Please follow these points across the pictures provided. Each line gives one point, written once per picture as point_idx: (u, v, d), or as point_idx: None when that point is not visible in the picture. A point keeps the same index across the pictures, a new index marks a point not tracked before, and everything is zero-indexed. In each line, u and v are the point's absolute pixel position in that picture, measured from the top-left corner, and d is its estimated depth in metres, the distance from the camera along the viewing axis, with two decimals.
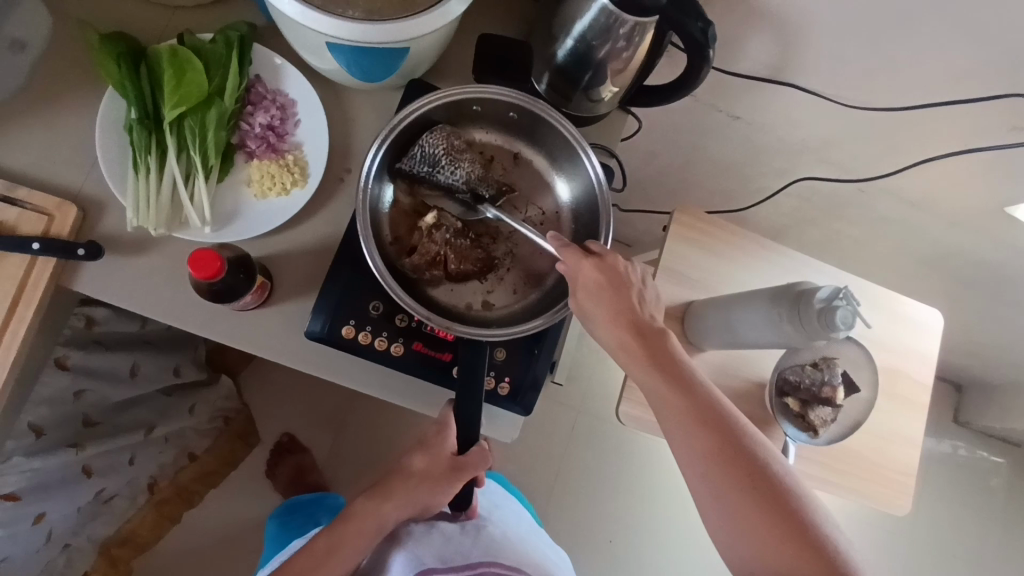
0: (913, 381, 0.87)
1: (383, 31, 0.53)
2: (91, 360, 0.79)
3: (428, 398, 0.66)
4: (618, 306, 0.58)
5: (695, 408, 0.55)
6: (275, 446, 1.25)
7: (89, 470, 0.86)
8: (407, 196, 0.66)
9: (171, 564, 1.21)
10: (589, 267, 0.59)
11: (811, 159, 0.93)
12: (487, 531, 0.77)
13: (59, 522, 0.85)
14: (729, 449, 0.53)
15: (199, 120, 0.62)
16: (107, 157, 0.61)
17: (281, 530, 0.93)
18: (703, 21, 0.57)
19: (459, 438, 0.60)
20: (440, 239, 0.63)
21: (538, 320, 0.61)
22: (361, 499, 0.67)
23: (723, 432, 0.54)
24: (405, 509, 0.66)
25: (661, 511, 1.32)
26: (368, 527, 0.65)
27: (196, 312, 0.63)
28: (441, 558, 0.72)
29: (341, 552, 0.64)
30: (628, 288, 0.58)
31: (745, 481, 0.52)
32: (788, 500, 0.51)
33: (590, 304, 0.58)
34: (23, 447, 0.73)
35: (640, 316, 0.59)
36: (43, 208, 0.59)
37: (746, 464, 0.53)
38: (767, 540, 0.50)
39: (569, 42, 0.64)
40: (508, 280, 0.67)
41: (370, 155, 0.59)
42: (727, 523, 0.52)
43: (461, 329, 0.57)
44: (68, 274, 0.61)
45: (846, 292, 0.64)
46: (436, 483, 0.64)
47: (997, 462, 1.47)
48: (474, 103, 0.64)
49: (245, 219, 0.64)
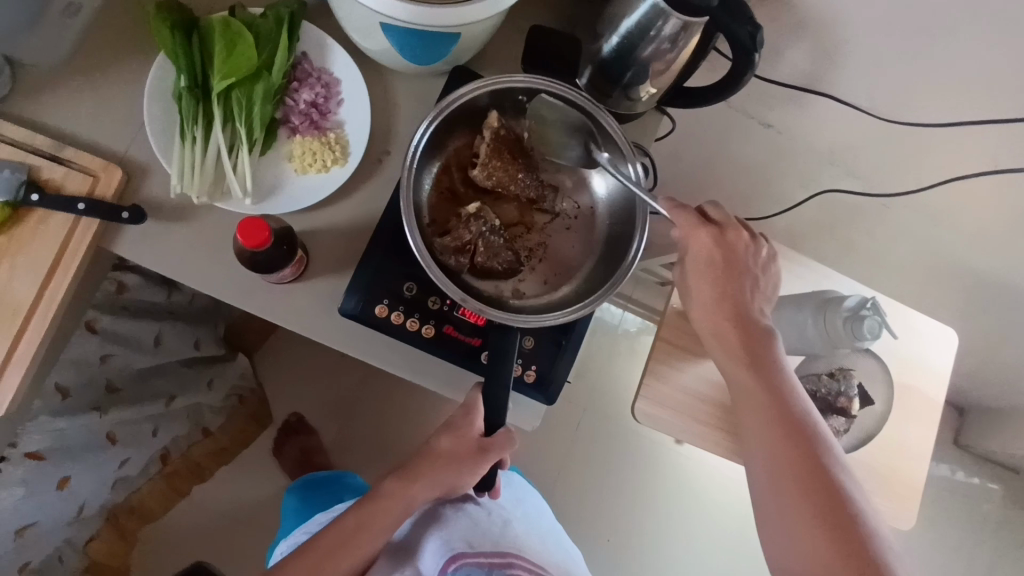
0: (924, 396, 0.87)
1: (439, 15, 0.54)
2: (120, 325, 0.80)
3: (458, 385, 0.67)
4: (720, 285, 0.65)
5: (767, 381, 0.63)
6: (284, 425, 1.26)
7: (113, 436, 0.89)
8: (448, 184, 0.67)
9: (179, 537, 1.23)
10: (706, 241, 0.65)
11: (836, 171, 0.94)
12: (513, 526, 0.77)
13: (78, 485, 0.87)
14: (788, 425, 0.62)
15: (246, 92, 0.63)
16: (154, 123, 0.62)
17: (302, 505, 0.90)
18: (752, 26, 0.58)
19: (486, 420, 0.60)
20: (476, 228, 0.63)
21: (572, 311, 0.60)
22: (388, 480, 0.66)
23: (785, 410, 0.63)
24: (433, 490, 0.65)
25: (662, 513, 1.33)
26: (394, 507, 0.65)
27: (233, 283, 0.63)
28: (469, 542, 0.71)
29: (369, 531, 0.64)
30: (737, 270, 0.65)
31: (791, 448, 0.61)
32: (816, 464, 0.60)
33: (699, 276, 0.66)
34: (50, 407, 0.75)
35: (741, 296, 0.66)
36: (89, 169, 0.60)
37: (798, 427, 0.61)
38: (792, 499, 0.59)
39: (615, 38, 0.65)
40: (539, 270, 0.67)
41: (421, 129, 0.59)
42: (766, 474, 0.61)
43: (494, 313, 0.57)
44: (110, 236, 0.62)
45: (873, 303, 0.75)
46: (464, 463, 0.64)
47: (991, 489, 1.46)
48: (523, 95, 0.65)
49: (284, 194, 0.65)
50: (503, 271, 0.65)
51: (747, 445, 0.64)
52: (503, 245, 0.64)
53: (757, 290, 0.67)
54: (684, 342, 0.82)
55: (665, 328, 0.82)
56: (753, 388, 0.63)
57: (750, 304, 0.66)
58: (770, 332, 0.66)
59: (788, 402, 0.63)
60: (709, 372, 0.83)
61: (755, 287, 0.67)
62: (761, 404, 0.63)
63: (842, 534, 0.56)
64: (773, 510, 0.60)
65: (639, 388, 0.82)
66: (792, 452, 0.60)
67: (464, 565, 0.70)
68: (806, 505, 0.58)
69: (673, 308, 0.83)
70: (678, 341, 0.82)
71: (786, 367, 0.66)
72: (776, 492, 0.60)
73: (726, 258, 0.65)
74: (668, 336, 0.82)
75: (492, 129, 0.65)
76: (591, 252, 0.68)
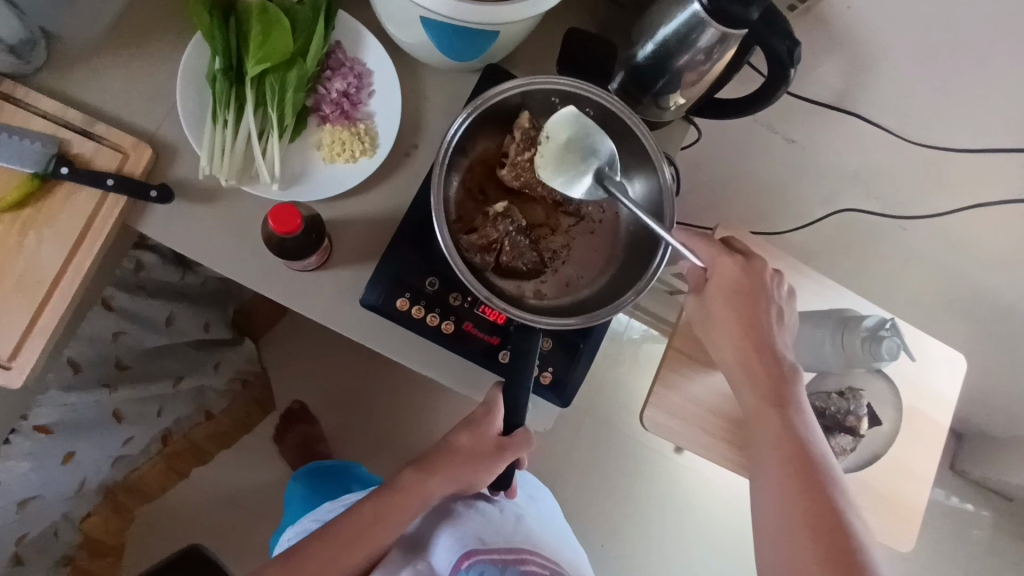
0: (929, 419, 0.87)
1: (481, 13, 0.54)
2: (134, 303, 0.80)
3: (481, 384, 0.67)
4: (741, 313, 0.64)
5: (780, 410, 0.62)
6: (286, 412, 1.26)
7: (118, 413, 0.88)
8: (476, 182, 0.67)
9: (175, 518, 1.23)
10: (732, 267, 0.64)
11: (857, 190, 0.92)
12: (525, 522, 0.77)
13: (83, 460, 0.87)
14: (797, 455, 0.60)
15: (280, 78, 0.62)
16: (186, 104, 0.62)
17: (311, 493, 0.87)
18: (791, 42, 0.58)
19: (506, 420, 0.61)
20: (502, 227, 0.63)
21: (594, 315, 0.60)
22: (405, 472, 0.66)
23: (796, 440, 0.61)
24: (451, 484, 0.65)
25: (654, 521, 1.33)
26: (411, 501, 0.65)
27: (255, 268, 0.63)
28: (481, 538, 0.70)
29: (386, 523, 0.64)
30: (759, 299, 0.64)
31: (799, 478, 0.59)
32: (822, 497, 0.58)
33: (721, 301, 0.64)
34: (62, 381, 0.75)
35: (763, 324, 0.64)
36: (120, 146, 0.60)
37: (808, 460, 0.60)
38: (794, 530, 0.57)
39: (650, 46, 0.65)
40: (561, 272, 0.68)
41: (460, 119, 0.59)
42: (770, 503, 0.59)
43: (517, 313, 0.56)
44: (136, 214, 0.62)
45: (891, 325, 0.78)
46: (482, 461, 0.64)
47: (981, 515, 1.38)
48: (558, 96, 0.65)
49: (311, 182, 0.65)
50: (527, 271, 0.65)
51: (755, 475, 0.62)
52: (528, 246, 0.64)
53: (778, 318, 0.66)
54: (694, 351, 0.82)
55: (677, 338, 0.82)
56: (765, 415, 0.63)
57: (771, 334, 0.64)
58: (790, 361, 0.64)
59: (800, 432, 0.62)
60: (719, 385, 0.82)
61: (777, 316, 0.65)
62: (771, 431, 0.62)
63: (843, 569, 0.54)
64: (774, 542, 0.58)
65: (649, 395, 0.82)
66: (798, 484, 0.59)
67: (478, 561, 0.68)
68: (810, 539, 0.56)
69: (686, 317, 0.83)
70: (688, 350, 0.82)
71: (802, 399, 0.64)
72: (778, 521, 0.58)
73: (750, 285, 0.64)
74: (680, 345, 0.82)
75: (524, 128, 0.64)
76: (612, 255, 0.68)
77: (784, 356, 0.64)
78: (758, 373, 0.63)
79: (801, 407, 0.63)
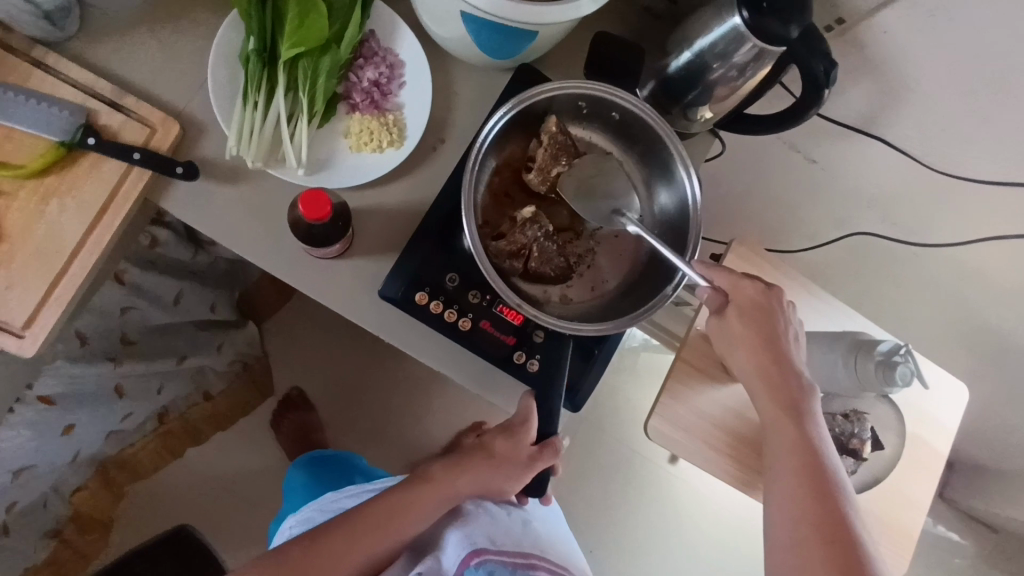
0: (929, 447, 0.87)
1: (520, 12, 0.54)
2: (146, 279, 0.79)
3: (507, 391, 0.67)
4: (759, 334, 0.63)
5: (796, 430, 0.61)
6: (284, 398, 1.25)
7: (119, 388, 0.87)
8: (502, 186, 0.67)
9: (165, 496, 1.22)
10: (752, 290, 0.64)
11: (874, 215, 0.90)
12: (534, 524, 0.71)
13: (81, 433, 0.86)
14: (811, 477, 0.59)
15: (313, 63, 0.62)
16: (217, 83, 0.61)
17: (312, 480, 0.86)
18: (828, 64, 0.57)
19: (540, 431, 0.63)
20: (531, 233, 0.63)
21: (620, 320, 0.60)
22: (437, 465, 0.68)
23: (811, 462, 0.60)
24: (477, 485, 0.66)
25: (635, 524, 1.32)
26: (436, 493, 0.65)
27: (276, 251, 0.63)
28: (492, 538, 0.64)
29: (404, 517, 0.64)
30: (777, 321, 0.64)
31: (813, 499, 0.58)
32: (836, 521, 0.56)
33: (738, 322, 0.64)
34: (68, 352, 0.74)
35: (780, 344, 0.64)
36: (147, 120, 0.60)
37: (822, 478, 0.59)
38: (805, 552, 0.56)
39: (687, 55, 0.65)
40: (586, 276, 0.68)
41: (496, 117, 0.60)
42: (783, 525, 0.58)
43: (544, 319, 0.57)
44: (159, 189, 0.61)
45: (906, 350, 0.71)
46: (514, 469, 0.65)
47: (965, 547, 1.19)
48: (584, 100, 0.66)
49: (337, 169, 0.65)
50: (553, 276, 0.66)
51: (767, 493, 0.61)
52: (555, 252, 0.64)
53: (795, 342, 0.65)
54: (702, 364, 0.82)
55: (686, 349, 0.82)
56: (780, 435, 0.62)
57: (789, 356, 0.64)
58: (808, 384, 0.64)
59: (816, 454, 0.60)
60: (726, 400, 0.82)
61: (794, 336, 0.66)
62: (785, 452, 0.61)
63: None
64: (784, 560, 0.57)
65: (654, 403, 0.81)
66: (811, 505, 0.57)
67: (488, 561, 0.63)
68: (823, 557, 0.55)
69: (697, 329, 0.82)
70: (696, 362, 0.82)
71: (818, 414, 0.63)
72: (790, 543, 0.57)
73: (768, 309, 0.64)
74: (689, 356, 0.81)
75: (552, 133, 0.64)
76: (637, 257, 0.69)
77: (800, 372, 0.64)
78: (774, 394, 0.63)
79: (818, 430, 0.62)
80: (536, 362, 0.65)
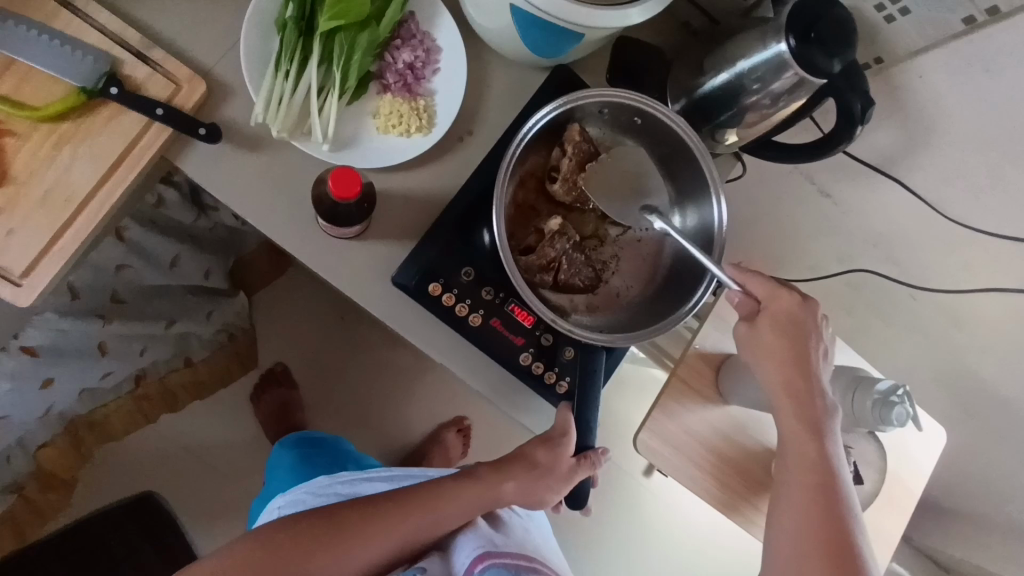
0: (905, 487, 0.87)
1: (572, 12, 0.53)
2: (146, 238, 0.78)
3: (512, 397, 0.67)
4: (791, 346, 0.64)
5: (817, 450, 0.63)
6: (266, 373, 1.22)
7: (104, 347, 0.84)
8: (526, 196, 0.68)
9: (133, 461, 1.19)
10: (789, 301, 0.63)
11: (878, 252, 0.88)
12: (531, 538, 0.68)
13: (63, 390, 0.82)
14: (822, 491, 0.62)
15: (350, 38, 0.60)
16: (250, 46, 0.60)
17: (300, 463, 0.84)
18: (866, 101, 0.59)
19: (578, 443, 0.63)
20: (560, 246, 0.64)
21: (646, 331, 0.62)
22: (485, 467, 0.68)
23: (825, 476, 0.63)
24: (524, 492, 0.67)
25: (606, 550, 1.21)
26: (483, 494, 0.66)
27: (291, 226, 0.61)
28: (491, 543, 0.62)
29: (401, 511, 0.64)
30: (811, 335, 0.64)
31: (822, 514, 0.61)
32: (840, 534, 0.60)
33: (771, 333, 0.64)
34: (57, 305, 0.73)
35: (808, 360, 0.64)
36: (174, 76, 0.58)
37: (833, 494, 0.62)
38: (808, 559, 0.60)
39: (725, 75, 0.64)
40: (611, 282, 0.70)
41: (540, 115, 0.60)
42: (790, 532, 0.62)
43: (579, 334, 0.59)
44: (178, 148, 0.59)
45: (904, 392, 0.72)
46: (555, 480, 0.66)
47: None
48: (607, 107, 0.66)
49: (362, 148, 0.63)
50: (582, 287, 0.67)
51: (777, 501, 0.64)
52: (584, 262, 0.66)
53: (822, 356, 0.65)
54: (698, 385, 0.78)
55: (682, 367, 0.77)
56: (800, 450, 0.64)
57: (816, 372, 0.65)
58: (830, 401, 0.65)
59: (829, 470, 0.63)
60: (719, 421, 0.78)
61: (823, 351, 0.66)
62: (802, 466, 0.63)
63: None
64: (786, 563, 0.61)
65: (646, 418, 0.76)
66: (819, 518, 0.61)
67: (491, 566, 0.59)
68: (826, 561, 0.59)
69: (696, 347, 0.78)
70: (692, 382, 0.77)
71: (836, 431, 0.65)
72: (794, 550, 0.61)
73: (804, 323, 0.64)
74: (685, 375, 0.77)
75: (574, 142, 0.65)
76: (659, 262, 0.70)
77: (825, 387, 0.65)
78: (800, 411, 0.64)
79: (835, 447, 0.64)
80: (542, 366, 0.65)
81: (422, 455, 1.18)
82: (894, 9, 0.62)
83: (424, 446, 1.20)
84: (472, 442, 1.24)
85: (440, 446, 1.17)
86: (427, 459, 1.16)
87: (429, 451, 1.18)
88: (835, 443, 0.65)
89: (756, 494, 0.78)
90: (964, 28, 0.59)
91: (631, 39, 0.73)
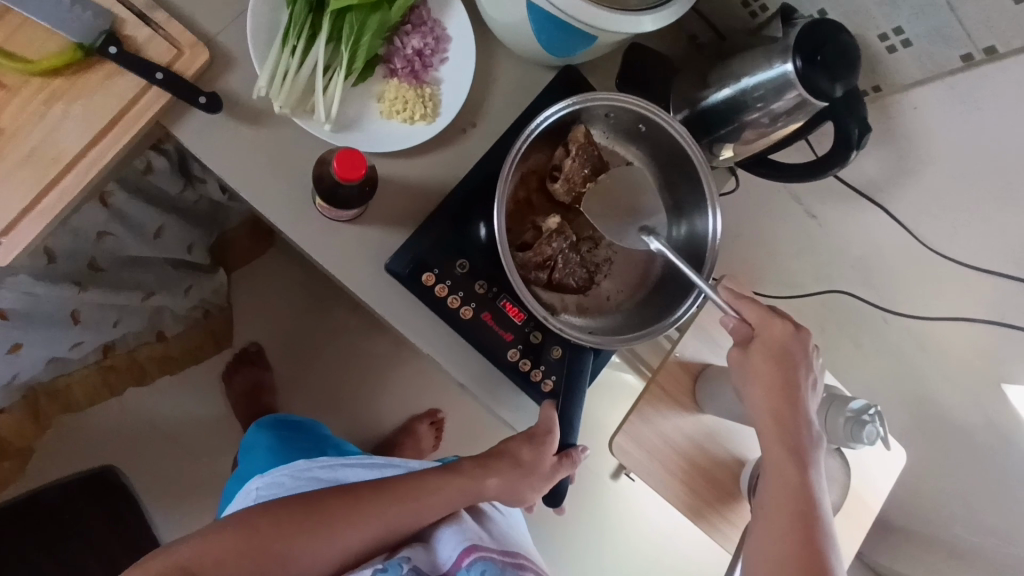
0: (865, 503, 0.89)
1: (586, 14, 0.53)
2: (131, 206, 0.76)
3: (497, 392, 0.67)
4: (780, 375, 0.65)
5: (801, 478, 0.64)
6: (240, 352, 1.20)
7: (77, 316, 0.81)
8: (526, 192, 0.68)
9: (95, 434, 1.15)
10: (780, 330, 0.65)
11: (855, 275, 0.91)
12: (514, 534, 0.69)
13: (29, 357, 0.80)
14: (802, 522, 0.62)
15: (360, 19, 0.59)
16: (258, 18, 0.58)
17: (279, 446, 0.82)
18: (863, 127, 0.60)
19: (561, 441, 0.64)
20: (557, 244, 0.65)
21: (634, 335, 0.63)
22: (468, 460, 0.68)
23: (805, 506, 0.63)
24: (501, 488, 0.67)
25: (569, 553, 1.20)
26: (457, 484, 0.66)
27: (285, 204, 0.60)
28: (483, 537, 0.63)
29: (377, 500, 0.63)
30: (799, 365, 0.65)
31: (801, 544, 0.61)
32: (816, 564, 0.60)
33: (762, 360, 0.65)
34: (32, 267, 0.70)
35: (796, 388, 0.65)
36: (176, 41, 0.56)
37: (812, 525, 0.62)
38: None
39: (728, 90, 0.65)
40: (603, 286, 0.70)
41: (549, 112, 0.60)
42: (767, 560, 0.62)
43: (571, 334, 0.59)
44: (175, 115, 0.58)
45: (876, 411, 0.74)
46: (535, 478, 0.66)
47: None
48: (612, 111, 0.67)
49: (364, 131, 0.62)
50: (575, 287, 0.67)
51: (755, 527, 0.65)
52: (578, 263, 0.66)
53: (809, 385, 0.67)
54: (677, 393, 0.79)
55: (661, 373, 0.78)
56: (783, 477, 0.64)
57: (801, 400, 0.66)
58: (814, 430, 0.66)
59: (812, 500, 0.63)
60: (693, 430, 0.79)
61: (811, 382, 0.67)
62: (783, 493, 0.64)
63: None
64: None
65: (623, 422, 0.76)
66: (796, 548, 0.61)
67: (481, 557, 0.60)
68: None
69: (677, 356, 0.79)
70: (669, 389, 0.78)
71: (819, 462, 0.66)
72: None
73: (793, 351, 0.65)
74: (663, 381, 0.78)
75: (577, 142, 0.66)
76: (650, 269, 0.71)
77: (811, 418, 0.66)
78: (784, 435, 0.65)
79: (817, 478, 0.65)
80: (529, 363, 0.66)
81: (393, 444, 1.17)
82: (896, 40, 0.64)
83: (394, 436, 1.18)
84: (444, 436, 1.24)
85: (412, 437, 1.17)
86: (399, 450, 1.16)
87: (400, 441, 1.17)
88: (817, 473, 0.65)
89: (725, 503, 0.80)
90: (962, 64, 0.61)
91: (639, 46, 0.74)
